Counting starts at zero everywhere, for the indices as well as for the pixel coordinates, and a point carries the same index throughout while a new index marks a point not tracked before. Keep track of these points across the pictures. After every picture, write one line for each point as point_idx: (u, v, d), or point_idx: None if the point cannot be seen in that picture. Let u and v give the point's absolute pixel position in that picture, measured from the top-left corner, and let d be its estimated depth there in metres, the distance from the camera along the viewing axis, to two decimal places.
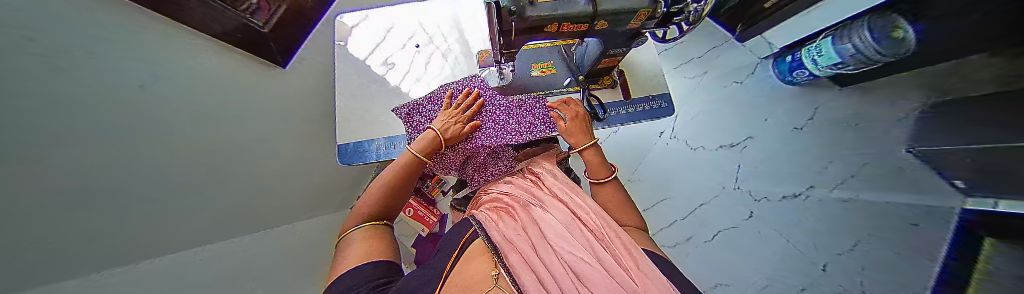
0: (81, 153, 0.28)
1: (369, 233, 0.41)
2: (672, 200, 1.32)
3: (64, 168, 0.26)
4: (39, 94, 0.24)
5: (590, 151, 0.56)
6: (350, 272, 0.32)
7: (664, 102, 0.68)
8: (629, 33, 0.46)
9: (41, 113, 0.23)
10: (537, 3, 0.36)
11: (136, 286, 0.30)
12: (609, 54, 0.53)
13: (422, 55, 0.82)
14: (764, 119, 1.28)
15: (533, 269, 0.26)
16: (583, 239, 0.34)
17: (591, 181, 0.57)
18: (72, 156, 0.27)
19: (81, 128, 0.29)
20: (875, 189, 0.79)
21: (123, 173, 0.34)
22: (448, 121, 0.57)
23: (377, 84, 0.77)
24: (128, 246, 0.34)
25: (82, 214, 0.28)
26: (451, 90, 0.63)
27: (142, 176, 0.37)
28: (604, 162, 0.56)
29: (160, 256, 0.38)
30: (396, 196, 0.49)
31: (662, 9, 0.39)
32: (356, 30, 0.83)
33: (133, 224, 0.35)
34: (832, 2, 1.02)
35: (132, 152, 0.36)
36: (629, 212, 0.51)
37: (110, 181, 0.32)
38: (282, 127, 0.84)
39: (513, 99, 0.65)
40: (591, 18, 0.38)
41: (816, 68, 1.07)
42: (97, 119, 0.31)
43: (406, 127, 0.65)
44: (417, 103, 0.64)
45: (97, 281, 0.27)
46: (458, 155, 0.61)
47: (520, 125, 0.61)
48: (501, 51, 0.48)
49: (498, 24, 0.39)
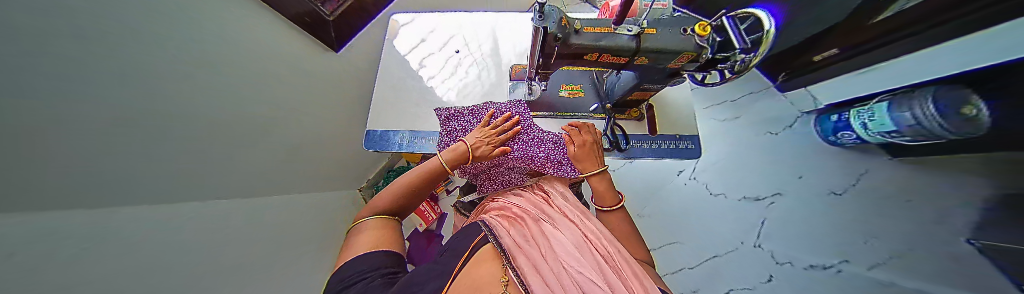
0: (79, 123, 0.29)
1: (381, 223, 0.43)
2: (682, 245, 1.28)
3: (56, 139, 0.26)
4: (41, 66, 0.24)
5: (600, 178, 0.56)
6: (358, 258, 0.33)
7: (692, 143, 0.65)
8: (668, 72, 0.46)
9: (40, 84, 0.24)
10: (582, 32, 0.38)
11: (118, 260, 0.31)
12: (643, 88, 0.52)
13: (459, 59, 0.86)
14: (797, 177, 1.20)
15: (539, 274, 0.28)
16: (594, 261, 0.33)
17: (600, 209, 0.55)
18: (66, 129, 0.27)
19: (83, 100, 0.29)
20: (914, 277, 0.73)
21: (125, 155, 0.36)
22: (481, 140, 0.58)
23: (413, 80, 0.81)
24: (122, 219, 0.34)
25: (61, 185, 0.28)
26: (493, 110, 0.65)
27: (141, 151, 0.38)
28: (612, 191, 0.55)
29: (161, 228, 0.39)
30: (411, 193, 0.51)
31: (707, 55, 0.40)
32: (405, 28, 0.87)
33: (120, 204, 0.35)
34: (897, 63, 0.92)
35: (134, 123, 0.36)
36: (637, 244, 0.49)
37: (106, 163, 0.33)
38: (308, 106, 0.90)
39: (550, 133, 0.65)
40: (633, 53, 0.39)
41: (866, 132, 0.99)
42: (104, 93, 0.32)
43: (442, 130, 0.68)
44: (457, 111, 0.68)
45: (87, 251, 0.28)
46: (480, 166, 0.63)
47: (547, 160, 0.61)
48: (536, 70, 0.49)
49: (540, 48, 0.41)
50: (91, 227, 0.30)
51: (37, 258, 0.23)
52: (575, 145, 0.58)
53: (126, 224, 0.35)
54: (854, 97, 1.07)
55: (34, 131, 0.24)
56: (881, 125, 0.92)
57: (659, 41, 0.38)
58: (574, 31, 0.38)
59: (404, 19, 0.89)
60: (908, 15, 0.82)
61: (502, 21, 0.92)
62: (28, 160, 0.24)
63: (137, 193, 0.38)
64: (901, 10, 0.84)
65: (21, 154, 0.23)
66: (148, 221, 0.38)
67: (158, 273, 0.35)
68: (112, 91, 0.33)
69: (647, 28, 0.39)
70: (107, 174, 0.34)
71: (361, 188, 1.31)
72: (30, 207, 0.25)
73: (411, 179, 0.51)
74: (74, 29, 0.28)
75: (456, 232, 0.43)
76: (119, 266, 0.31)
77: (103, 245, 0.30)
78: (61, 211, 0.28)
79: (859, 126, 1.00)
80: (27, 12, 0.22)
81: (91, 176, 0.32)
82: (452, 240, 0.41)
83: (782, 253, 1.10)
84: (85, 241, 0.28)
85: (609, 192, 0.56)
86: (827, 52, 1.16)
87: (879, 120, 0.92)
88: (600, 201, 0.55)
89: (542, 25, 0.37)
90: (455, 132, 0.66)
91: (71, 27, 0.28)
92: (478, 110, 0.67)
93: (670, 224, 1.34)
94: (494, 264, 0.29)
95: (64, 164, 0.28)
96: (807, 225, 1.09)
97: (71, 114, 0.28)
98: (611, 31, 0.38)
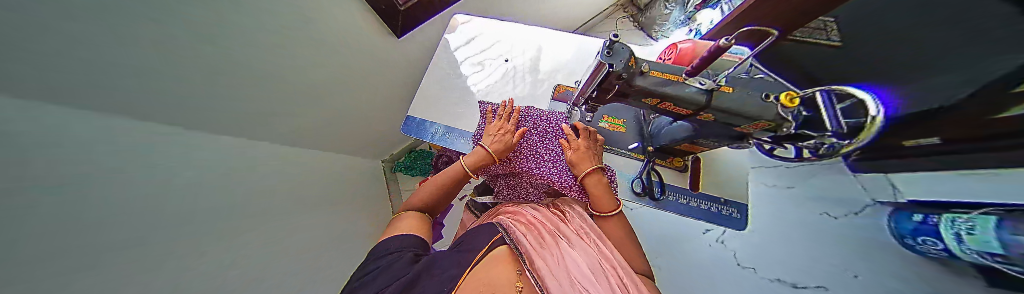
0: (59, 76, 0.27)
1: (418, 217, 0.51)
2: None
3: (38, 92, 0.25)
4: (35, 17, 0.22)
5: (593, 178, 0.53)
6: (391, 239, 0.42)
7: (736, 212, 0.59)
8: (735, 133, 0.42)
9: (28, 40, 0.22)
10: (648, 75, 0.37)
11: (108, 223, 0.31)
12: (696, 140, 0.49)
13: (507, 67, 0.87)
14: (854, 275, 1.01)
15: (557, 286, 0.29)
16: (609, 289, 0.32)
17: (595, 214, 0.52)
18: (51, 81, 0.26)
19: (71, 46, 0.27)
20: None
21: (113, 93, 0.34)
22: (494, 138, 0.59)
23: (460, 79, 0.85)
24: (127, 172, 0.35)
25: (72, 137, 0.28)
26: (490, 107, 0.68)
27: (129, 94, 0.36)
28: (608, 194, 0.53)
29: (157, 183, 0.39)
30: (446, 193, 0.57)
31: (788, 129, 0.35)
32: (463, 26, 0.91)
33: (132, 155, 0.36)
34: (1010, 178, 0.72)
35: (126, 60, 0.34)
36: (641, 258, 0.48)
37: (91, 107, 0.31)
38: (358, 78, 0.97)
39: (538, 124, 0.65)
40: (699, 108, 0.37)
41: (958, 247, 0.81)
42: (100, 37, 0.29)
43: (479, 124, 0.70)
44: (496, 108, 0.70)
45: (78, 213, 0.27)
46: (504, 169, 0.63)
47: (552, 157, 0.62)
48: (586, 100, 0.48)
49: (598, 83, 0.40)
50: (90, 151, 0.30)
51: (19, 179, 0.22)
52: (570, 151, 0.56)
53: (126, 155, 0.35)
54: (953, 200, 0.89)
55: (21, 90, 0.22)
56: (980, 244, 0.74)
57: (733, 103, 0.35)
58: (640, 73, 0.36)
59: (464, 19, 0.93)
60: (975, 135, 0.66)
61: (556, 39, 0.93)
62: (32, 75, 0.24)
63: (143, 127, 0.38)
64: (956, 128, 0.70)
65: (20, 70, 0.22)
66: (148, 174, 0.38)
67: (127, 212, 0.34)
68: (128, 18, 0.32)
69: (723, 85, 0.35)
70: (107, 102, 0.33)
71: (383, 160, 1.43)
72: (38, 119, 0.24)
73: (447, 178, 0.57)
74: None
75: (467, 231, 0.47)
76: (98, 200, 0.30)
77: (90, 173, 0.29)
78: (63, 129, 0.27)
79: (953, 238, 0.82)
80: None
81: (87, 103, 0.31)
82: (466, 234, 0.46)
83: None
84: (77, 165, 0.28)
85: (609, 202, 0.53)
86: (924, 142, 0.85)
87: (977, 235, 0.75)
88: (596, 205, 0.53)
89: (609, 65, 0.34)
90: None
91: None
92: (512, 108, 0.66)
93: (680, 280, 1.23)
94: (509, 269, 0.31)
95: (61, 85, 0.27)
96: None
97: (58, 63, 0.26)
98: (678, 82, 0.36)
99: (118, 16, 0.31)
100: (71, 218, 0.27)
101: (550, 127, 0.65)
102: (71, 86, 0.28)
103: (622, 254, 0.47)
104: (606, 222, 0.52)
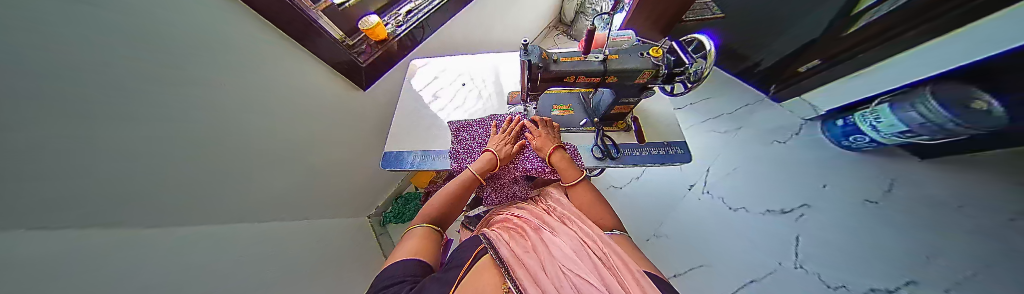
0: (57, 147, 0.30)
1: (425, 232, 0.55)
2: (711, 268, 1.11)
3: (30, 163, 0.28)
4: (43, 90, 0.27)
5: (558, 155, 0.63)
6: (393, 265, 0.43)
7: (680, 149, 0.68)
8: (638, 86, 0.53)
9: (36, 110, 0.26)
10: (560, 62, 0.48)
11: (102, 284, 0.31)
12: (622, 102, 0.59)
13: (466, 90, 0.99)
14: (823, 186, 1.22)
15: (538, 284, 0.33)
16: (592, 265, 0.38)
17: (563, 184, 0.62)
18: (45, 154, 0.29)
19: (71, 120, 0.31)
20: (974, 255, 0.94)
21: (97, 168, 0.36)
22: (500, 143, 0.69)
23: (426, 110, 0.93)
24: (90, 246, 0.34)
25: (27, 210, 0.29)
26: (496, 121, 0.82)
27: (109, 165, 0.38)
28: (571, 167, 0.62)
29: (127, 251, 0.39)
30: (454, 205, 0.64)
31: (664, 70, 0.48)
32: (421, 69, 1.04)
33: (84, 229, 0.35)
34: (882, 68, 1.02)
35: (117, 134, 0.38)
36: (603, 212, 0.57)
37: (71, 181, 0.33)
38: (336, 135, 1.04)
39: None
40: (603, 73, 0.48)
41: (878, 133, 1.08)
42: (99, 114, 0.34)
43: (455, 143, 0.81)
44: (468, 124, 0.85)
45: (69, 275, 0.28)
46: (506, 174, 0.71)
47: None
48: (528, 92, 0.57)
49: (527, 75, 0.50)
50: (64, 224, 0.33)
51: (15, 234, 0.26)
52: (534, 137, 0.66)
53: (101, 225, 0.38)
54: (863, 97, 1.13)
55: (16, 157, 0.26)
56: (890, 127, 1.02)
57: (622, 64, 0.48)
58: (554, 61, 0.49)
59: (421, 62, 1.07)
60: (896, 16, 0.88)
61: (501, 59, 1.09)
62: (64, 149, 0.31)
63: (107, 199, 0.39)
64: (869, 22, 0.96)
65: (28, 136, 0.26)
66: (115, 246, 0.37)
67: (113, 275, 0.34)
68: (147, 107, 0.42)
69: (610, 55, 0.49)
70: (86, 177, 0.35)
71: (370, 215, 1.44)
72: (24, 184, 0.27)
73: (451, 193, 0.64)
74: (91, 56, 0.32)
75: (456, 247, 0.50)
76: (79, 267, 0.30)
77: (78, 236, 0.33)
78: (40, 197, 0.30)
79: (869, 128, 1.09)
80: (40, 46, 0.25)
81: (71, 173, 0.33)
82: (455, 253, 0.50)
83: (830, 276, 1.01)
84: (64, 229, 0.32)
85: (573, 171, 0.62)
86: (810, 64, 1.26)
87: (885, 122, 1.03)
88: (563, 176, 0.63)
89: (527, 57, 0.47)
90: (466, 140, 0.81)
91: (90, 54, 0.32)
92: (484, 121, 0.85)
93: (696, 246, 1.18)
94: (497, 277, 0.35)
95: (77, 162, 0.33)
96: (862, 242, 1.06)
97: (58, 134, 0.30)
98: (583, 60, 0.48)
99: (141, 105, 0.41)
100: (67, 279, 0.28)
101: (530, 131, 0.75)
102: (70, 157, 0.32)
103: (590, 217, 0.57)
104: (575, 190, 0.62)
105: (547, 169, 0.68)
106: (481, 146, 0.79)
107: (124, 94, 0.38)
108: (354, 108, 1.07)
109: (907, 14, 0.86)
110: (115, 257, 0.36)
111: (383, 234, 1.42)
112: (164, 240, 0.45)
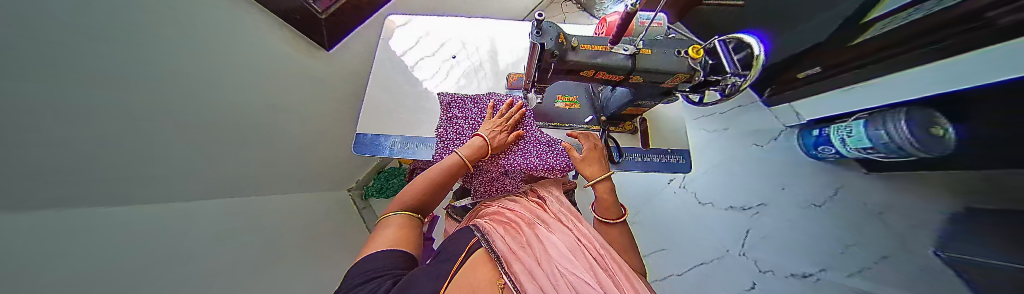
0: None
1: (405, 221, 0.50)
2: (669, 252, 1.32)
3: None
4: None
5: (604, 185, 0.56)
6: (369, 258, 0.38)
7: (682, 158, 0.72)
8: (662, 90, 0.51)
9: None
10: (578, 50, 0.44)
11: None
12: (637, 104, 0.59)
13: (456, 63, 0.84)
14: (782, 187, 1.35)
15: (534, 278, 0.27)
16: (585, 262, 0.32)
17: (601, 220, 0.54)
18: None
19: None
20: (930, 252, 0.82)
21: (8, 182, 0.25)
22: (494, 130, 0.64)
23: (409, 84, 0.80)
24: (65, 276, 0.28)
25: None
26: (495, 101, 0.73)
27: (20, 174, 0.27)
28: (616, 201, 0.55)
29: (98, 276, 0.31)
30: (433, 194, 0.58)
31: (698, 77, 0.45)
32: (403, 29, 0.86)
33: (56, 257, 0.28)
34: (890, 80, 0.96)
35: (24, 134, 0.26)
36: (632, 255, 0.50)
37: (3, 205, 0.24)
38: (300, 105, 0.92)
39: (546, 135, 0.72)
40: (627, 72, 0.45)
41: (844, 147, 1.12)
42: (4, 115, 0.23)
43: (443, 120, 0.72)
44: (460, 98, 0.74)
45: None
46: (498, 164, 0.67)
47: (545, 143, 0.69)
48: (535, 83, 0.55)
49: (539, 61, 0.46)
50: (35, 255, 0.26)
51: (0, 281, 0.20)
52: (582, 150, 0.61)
53: (65, 227, 0.31)
54: (850, 111, 1.11)
55: None
56: (857, 142, 1.05)
57: (653, 62, 0.44)
58: (572, 48, 0.44)
59: (401, 20, 0.87)
60: (896, 35, 0.86)
61: (501, 28, 0.92)
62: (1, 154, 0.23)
63: (39, 219, 0.29)
64: (876, 34, 0.93)
65: None
66: (85, 268, 0.30)
67: None
68: (79, 74, 0.31)
69: (642, 49, 0.44)
70: None
71: (349, 189, 1.39)
72: None
73: (434, 178, 0.58)
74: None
75: (447, 240, 0.48)
76: None
77: (43, 235, 0.28)
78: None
79: (838, 141, 1.12)
80: None
81: None
82: (444, 245, 0.47)
83: (764, 261, 1.21)
84: (28, 230, 0.27)
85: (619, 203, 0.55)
86: (809, 70, 1.25)
87: (854, 136, 1.04)
88: (601, 211, 0.55)
89: (541, 42, 0.42)
90: (456, 119, 0.72)
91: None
92: (480, 100, 0.75)
93: (660, 232, 1.38)
94: (489, 268, 0.31)
95: None
96: (800, 233, 1.21)
97: None
98: (607, 51, 0.44)
99: (71, 73, 0.30)
100: None
101: (539, 135, 0.71)
102: None
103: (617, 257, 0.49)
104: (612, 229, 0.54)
105: (556, 161, 0.66)
106: (471, 127, 0.71)
107: (53, 66, 0.28)
108: (301, 63, 0.88)
109: (918, 31, 0.77)
110: (91, 286, 0.30)
111: (366, 209, 1.41)
112: (126, 260, 0.36)
